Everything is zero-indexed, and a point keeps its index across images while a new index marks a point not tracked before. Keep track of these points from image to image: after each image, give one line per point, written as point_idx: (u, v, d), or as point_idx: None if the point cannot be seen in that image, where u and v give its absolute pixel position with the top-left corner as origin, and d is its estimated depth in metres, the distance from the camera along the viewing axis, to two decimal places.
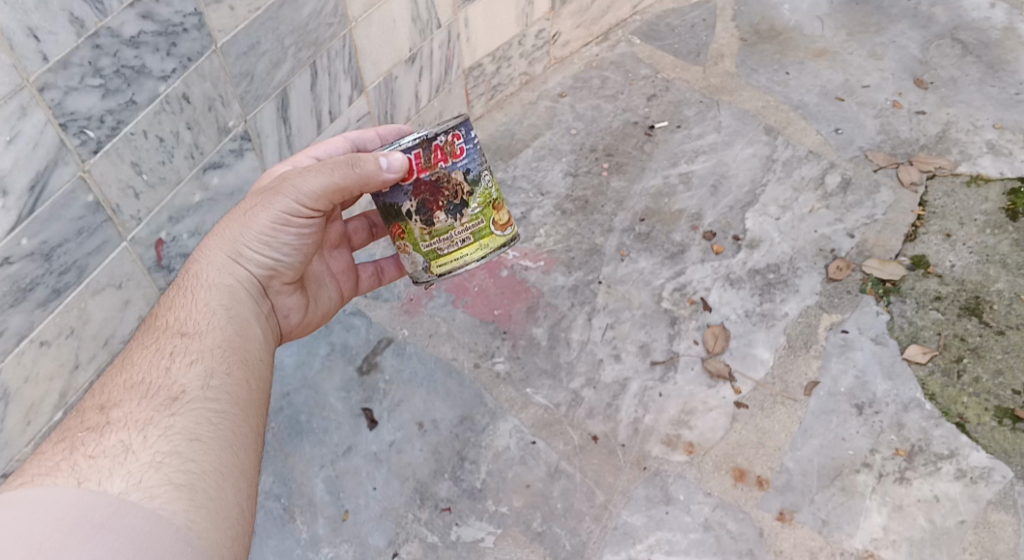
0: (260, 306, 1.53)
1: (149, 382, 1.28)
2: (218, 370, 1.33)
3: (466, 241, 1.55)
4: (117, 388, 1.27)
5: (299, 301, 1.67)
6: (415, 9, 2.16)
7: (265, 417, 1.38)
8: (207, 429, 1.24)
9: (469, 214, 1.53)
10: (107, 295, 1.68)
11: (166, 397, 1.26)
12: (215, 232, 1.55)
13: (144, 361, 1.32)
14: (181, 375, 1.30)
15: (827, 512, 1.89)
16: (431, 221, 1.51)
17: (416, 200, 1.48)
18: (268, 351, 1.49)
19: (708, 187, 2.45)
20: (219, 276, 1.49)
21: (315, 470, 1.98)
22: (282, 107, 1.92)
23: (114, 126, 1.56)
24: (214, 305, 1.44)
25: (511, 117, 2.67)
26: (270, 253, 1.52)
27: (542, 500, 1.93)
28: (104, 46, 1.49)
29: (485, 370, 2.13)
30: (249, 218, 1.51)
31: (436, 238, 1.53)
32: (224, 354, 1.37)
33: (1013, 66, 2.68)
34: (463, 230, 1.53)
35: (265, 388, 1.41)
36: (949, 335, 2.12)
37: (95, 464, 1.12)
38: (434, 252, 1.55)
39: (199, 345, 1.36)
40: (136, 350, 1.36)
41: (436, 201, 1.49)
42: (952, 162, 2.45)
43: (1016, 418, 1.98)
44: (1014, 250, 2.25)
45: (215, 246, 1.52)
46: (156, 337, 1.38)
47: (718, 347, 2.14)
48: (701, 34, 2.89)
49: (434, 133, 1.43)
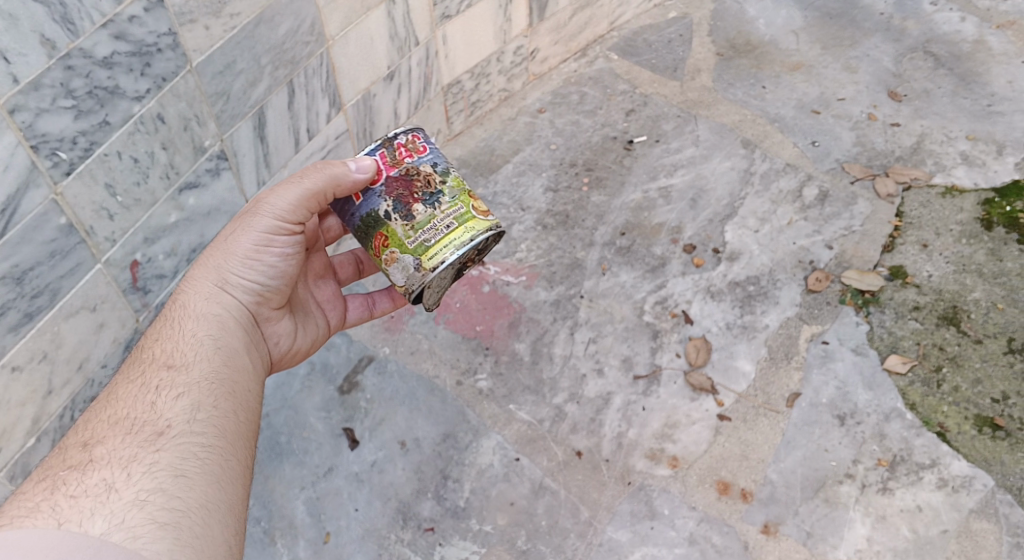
0: (248, 334, 1.51)
1: (134, 418, 1.26)
2: (204, 403, 1.32)
3: (452, 226, 1.46)
4: (101, 424, 1.26)
5: (289, 328, 1.64)
6: (393, 27, 2.17)
7: (253, 450, 1.36)
8: (193, 463, 1.22)
9: (446, 200, 1.46)
10: (81, 317, 1.65)
11: (151, 431, 1.24)
12: (201, 262, 1.54)
13: (129, 396, 1.30)
14: (167, 408, 1.28)
15: (811, 523, 1.89)
16: (409, 214, 1.45)
17: (391, 197, 1.45)
18: (258, 383, 1.47)
19: (687, 200, 2.46)
20: (206, 305, 1.48)
21: (295, 492, 1.96)
22: (259, 126, 1.91)
23: (88, 147, 1.55)
24: (201, 335, 1.43)
25: (491, 133, 2.67)
26: (255, 277, 1.51)
27: (527, 518, 1.92)
28: (77, 67, 1.48)
29: (468, 387, 2.12)
30: (231, 243, 1.51)
31: (420, 230, 1.44)
32: (211, 386, 1.35)
33: (985, 78, 2.72)
34: (445, 215, 1.45)
35: (254, 421, 1.39)
36: (929, 344, 2.13)
37: (76, 503, 1.10)
38: (423, 246, 1.44)
39: (186, 377, 1.34)
40: (122, 384, 1.34)
41: (411, 193, 1.45)
42: (927, 173, 2.47)
43: (996, 426, 2.00)
44: (990, 259, 2.27)
45: (200, 276, 1.51)
46: (141, 370, 1.36)
47: (700, 359, 2.14)
48: (678, 49, 2.91)
49: (392, 131, 1.48)
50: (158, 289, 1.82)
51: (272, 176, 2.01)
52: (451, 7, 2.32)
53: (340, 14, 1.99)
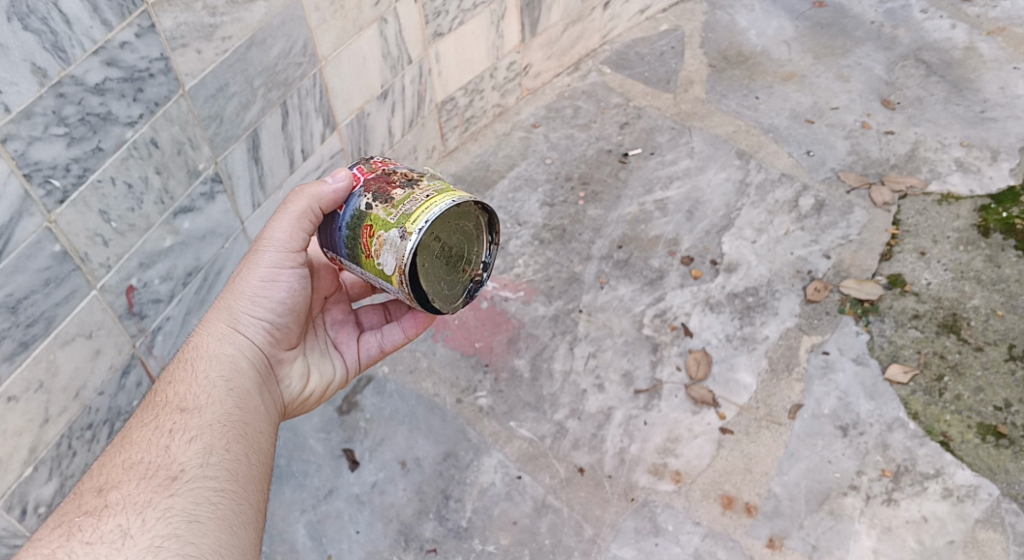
0: (262, 374, 1.49)
1: (148, 462, 1.25)
2: (217, 446, 1.30)
3: (431, 194, 1.39)
4: (115, 469, 1.24)
5: (303, 369, 1.60)
6: (386, 46, 2.17)
7: (267, 491, 1.34)
8: (207, 509, 1.20)
9: (423, 183, 1.43)
10: (77, 345, 1.63)
11: (165, 477, 1.23)
12: (215, 303, 1.52)
13: (143, 439, 1.29)
14: (181, 452, 1.27)
15: (817, 537, 1.88)
16: (389, 198, 1.41)
17: (369, 192, 1.42)
18: (271, 425, 1.44)
19: (684, 212, 2.46)
20: (219, 347, 1.45)
21: (296, 515, 1.94)
22: (253, 147, 1.91)
23: (80, 174, 1.54)
24: (214, 376, 1.40)
25: (486, 149, 2.67)
26: (266, 314, 1.49)
27: (530, 537, 1.90)
28: (68, 94, 1.47)
29: (468, 405, 2.10)
30: (242, 281, 1.49)
31: (400, 206, 1.38)
32: (224, 429, 1.33)
33: (976, 84, 2.73)
34: (424, 190, 1.40)
35: (267, 463, 1.36)
36: (929, 353, 2.12)
37: (91, 550, 1.11)
38: (404, 215, 1.37)
39: (199, 420, 1.32)
40: (135, 427, 1.32)
41: (387, 183, 1.43)
42: (923, 181, 2.47)
43: (999, 434, 1.99)
44: (987, 265, 2.27)
45: (214, 317, 1.49)
46: (155, 412, 1.34)
47: (701, 372, 2.13)
48: (670, 62, 2.91)
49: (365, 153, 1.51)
50: (154, 313, 1.80)
51: (266, 198, 2.00)
52: (443, 24, 2.32)
53: (332, 35, 1.99)
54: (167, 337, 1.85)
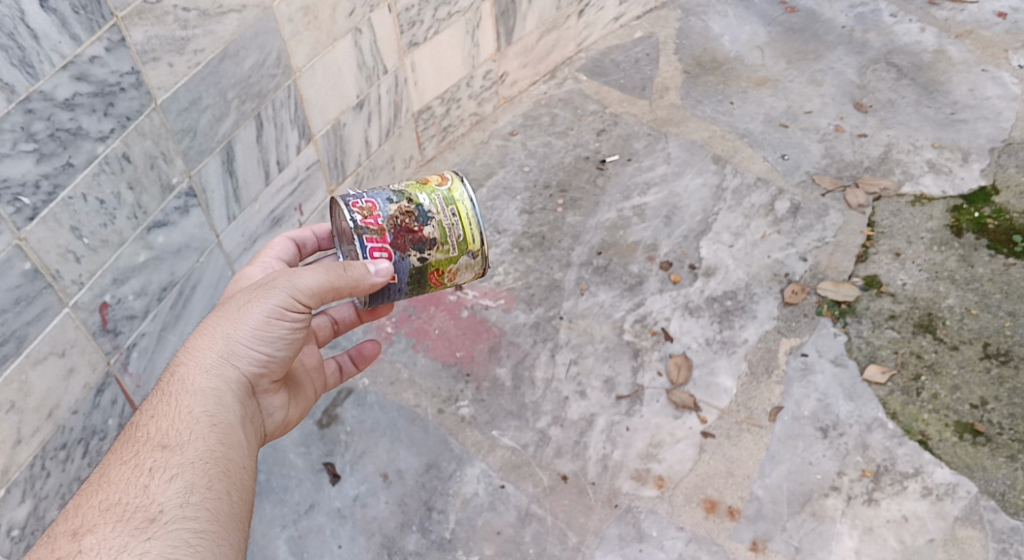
0: (246, 407, 1.42)
1: (126, 502, 1.18)
2: (199, 484, 1.23)
3: (454, 206, 1.55)
4: (92, 510, 1.18)
5: (282, 399, 1.56)
6: (361, 57, 2.16)
7: (248, 528, 1.28)
8: (185, 553, 1.14)
9: (428, 204, 1.54)
10: (49, 364, 1.61)
11: (143, 518, 1.16)
12: (202, 330, 1.44)
13: (121, 477, 1.22)
14: (160, 491, 1.20)
15: (799, 539, 1.88)
16: (430, 240, 1.53)
17: (410, 249, 1.51)
18: (255, 459, 1.38)
19: (662, 218, 2.47)
20: (206, 381, 1.38)
21: (277, 531, 1.92)
22: (227, 160, 1.89)
23: (51, 191, 1.52)
24: (199, 411, 1.33)
25: (464, 157, 2.67)
26: (260, 349, 1.43)
27: (514, 546, 1.89)
28: (37, 110, 1.46)
29: (450, 415, 2.09)
30: (242, 314, 1.42)
31: (449, 239, 1.54)
32: (206, 466, 1.26)
33: (946, 86, 2.76)
34: (445, 211, 1.54)
35: (249, 499, 1.30)
36: (906, 353, 2.14)
37: None
38: (461, 242, 1.55)
39: (181, 457, 1.25)
40: (114, 463, 1.25)
41: (412, 229, 1.51)
42: (896, 182, 2.50)
43: (976, 432, 2.01)
44: (961, 265, 2.29)
45: (203, 347, 1.41)
46: (135, 448, 1.27)
47: (682, 377, 2.14)
48: (646, 68, 2.93)
49: (351, 221, 1.49)
50: (129, 330, 1.78)
51: (242, 211, 1.99)
52: (418, 34, 2.32)
53: (306, 46, 1.98)
54: (143, 354, 1.83)
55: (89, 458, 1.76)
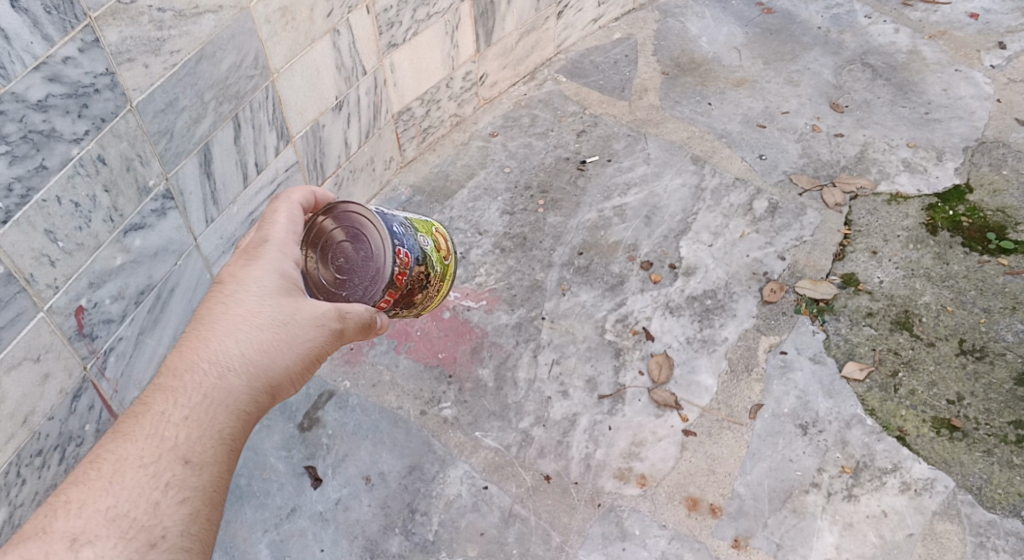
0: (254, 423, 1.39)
1: (133, 517, 1.14)
2: (206, 512, 1.19)
3: (443, 281, 1.76)
4: (97, 516, 1.13)
5: None
6: (339, 57, 2.15)
7: None
8: None
9: (434, 273, 1.71)
10: (24, 369, 1.59)
11: (143, 542, 1.13)
12: (245, 330, 1.37)
13: (135, 484, 1.16)
14: (169, 513, 1.16)
15: (781, 535, 1.90)
16: (415, 304, 1.69)
17: (399, 306, 1.65)
18: None
19: (642, 217, 2.48)
20: (243, 395, 1.31)
21: (258, 536, 1.91)
22: (205, 162, 1.88)
23: (24, 194, 1.50)
24: (229, 428, 1.27)
25: (444, 159, 2.67)
26: (292, 374, 1.40)
27: (497, 547, 1.89)
28: (9, 111, 1.44)
29: (432, 417, 2.09)
30: (292, 340, 1.39)
31: (422, 306, 1.73)
32: (219, 493, 1.22)
33: (921, 86, 2.80)
34: (438, 285, 1.74)
35: None
36: (884, 350, 2.16)
37: None
38: (424, 310, 1.76)
39: (201, 479, 1.20)
40: (129, 461, 1.18)
41: (414, 293, 1.66)
42: (873, 181, 2.53)
43: (953, 427, 2.02)
44: (937, 262, 2.32)
45: (246, 355, 1.35)
46: (157, 449, 1.20)
47: (663, 376, 2.14)
48: (625, 70, 2.94)
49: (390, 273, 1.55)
50: (106, 334, 1.76)
51: (220, 214, 1.97)
52: (397, 35, 2.31)
53: (284, 47, 1.97)
54: (120, 358, 1.82)
55: (66, 464, 1.74)
